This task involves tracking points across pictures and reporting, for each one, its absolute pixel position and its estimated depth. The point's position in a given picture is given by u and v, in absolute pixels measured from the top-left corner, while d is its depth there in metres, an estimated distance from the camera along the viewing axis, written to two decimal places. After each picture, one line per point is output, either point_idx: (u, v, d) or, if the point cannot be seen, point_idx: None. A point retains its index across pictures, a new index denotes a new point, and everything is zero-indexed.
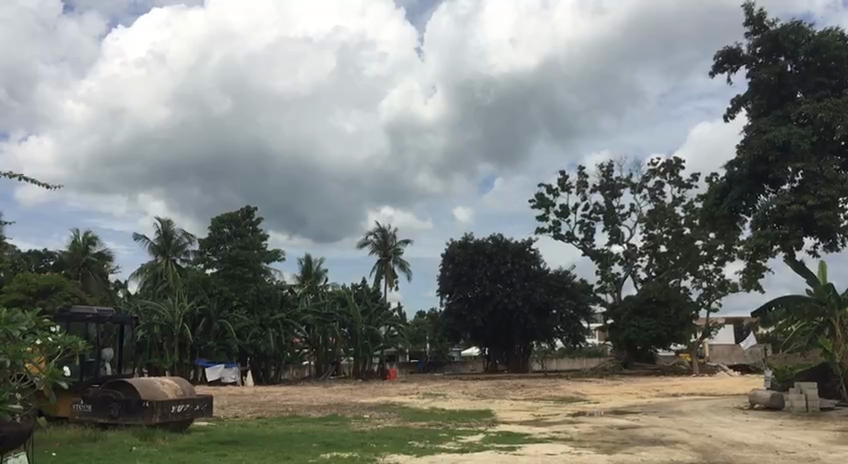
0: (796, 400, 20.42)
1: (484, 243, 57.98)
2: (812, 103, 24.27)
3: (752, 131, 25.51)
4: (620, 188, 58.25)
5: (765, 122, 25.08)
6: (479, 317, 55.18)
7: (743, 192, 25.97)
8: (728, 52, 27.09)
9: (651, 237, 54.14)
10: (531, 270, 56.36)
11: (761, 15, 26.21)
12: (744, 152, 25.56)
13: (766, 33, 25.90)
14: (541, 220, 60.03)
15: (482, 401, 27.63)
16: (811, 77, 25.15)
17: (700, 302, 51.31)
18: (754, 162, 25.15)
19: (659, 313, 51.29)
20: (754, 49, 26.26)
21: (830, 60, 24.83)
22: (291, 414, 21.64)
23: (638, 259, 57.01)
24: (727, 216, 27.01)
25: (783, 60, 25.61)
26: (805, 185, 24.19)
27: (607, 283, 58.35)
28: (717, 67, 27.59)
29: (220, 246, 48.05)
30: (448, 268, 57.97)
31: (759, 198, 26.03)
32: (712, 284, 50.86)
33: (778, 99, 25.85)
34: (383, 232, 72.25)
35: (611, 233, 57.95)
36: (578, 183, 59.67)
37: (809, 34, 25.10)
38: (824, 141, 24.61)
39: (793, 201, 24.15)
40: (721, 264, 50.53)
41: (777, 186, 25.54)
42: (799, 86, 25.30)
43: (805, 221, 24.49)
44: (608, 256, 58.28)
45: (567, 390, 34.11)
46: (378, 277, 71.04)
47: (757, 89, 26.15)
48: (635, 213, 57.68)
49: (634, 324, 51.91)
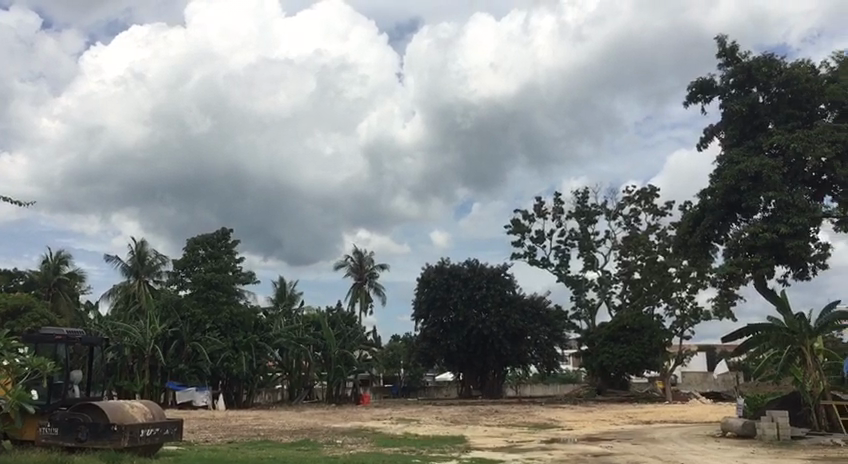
0: (768, 428, 20.59)
1: (459, 268, 57.99)
2: (783, 134, 24.75)
3: (725, 161, 25.92)
4: (595, 214, 58.80)
5: (738, 153, 25.50)
6: (452, 341, 55.10)
7: (716, 220, 26.39)
8: (702, 82, 27.58)
9: (626, 264, 54.53)
10: (506, 295, 56.45)
11: (734, 48, 26.78)
12: (717, 182, 25.96)
13: (739, 64, 26.40)
14: (516, 246, 60.34)
15: (455, 427, 27.53)
16: (782, 109, 25.62)
17: (673, 329, 51.61)
18: (727, 191, 25.54)
19: (632, 340, 51.46)
20: (727, 80, 26.71)
21: (801, 92, 25.27)
22: (262, 439, 21.55)
23: (612, 286, 57.38)
24: (700, 244, 27.37)
25: (756, 91, 26.05)
26: (777, 214, 24.57)
27: (582, 310, 58.62)
28: (691, 97, 28.06)
29: (194, 267, 47.58)
30: (423, 292, 57.98)
31: (732, 227, 26.43)
32: (685, 312, 51.21)
33: (750, 129, 26.26)
34: (359, 255, 72.20)
35: (585, 259, 58.33)
36: (554, 209, 60.18)
37: (780, 66, 25.60)
38: (796, 171, 24.88)
39: (765, 230, 24.53)
40: (694, 291, 50.89)
41: (749, 215, 25.91)
42: (771, 117, 25.74)
43: (776, 249, 24.76)
44: (583, 282, 58.57)
45: (541, 417, 33.94)
46: (352, 301, 70.80)
47: (730, 119, 26.62)
48: (610, 240, 58.14)
49: (607, 350, 52.19)
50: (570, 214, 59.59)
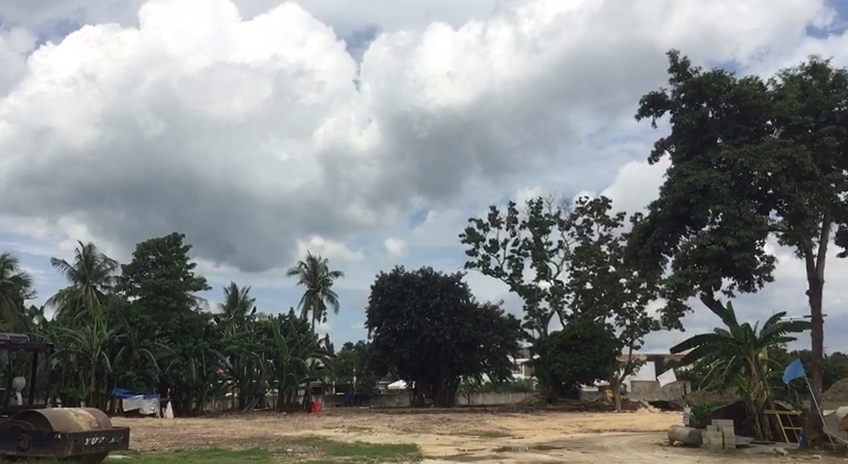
0: (713, 437, 20.96)
1: (413, 276, 58.01)
2: (731, 149, 25.36)
3: (675, 174, 26.44)
4: (549, 225, 59.42)
5: (688, 167, 26.05)
6: (405, 349, 55.07)
7: (666, 232, 26.89)
8: (654, 96, 28.11)
9: (578, 274, 55.19)
10: (460, 304, 56.65)
11: (685, 63, 27.37)
12: (667, 194, 26.47)
13: (690, 80, 26.97)
14: (470, 254, 60.65)
15: (407, 436, 27.50)
16: (731, 124, 26.24)
17: (623, 339, 52.34)
18: (676, 204, 26.06)
19: (583, 349, 52.05)
20: (678, 95, 27.27)
21: (749, 108, 25.92)
22: (212, 448, 21.28)
23: (564, 295, 57.99)
24: (650, 255, 27.85)
25: (705, 106, 26.65)
26: (725, 227, 25.14)
27: (534, 319, 59.09)
28: (643, 110, 28.58)
29: (144, 272, 46.68)
30: (377, 299, 57.84)
31: (681, 239, 26.96)
32: (635, 322, 51.98)
33: (700, 144, 26.84)
34: (313, 262, 71.80)
35: (539, 268, 58.87)
36: (508, 218, 60.65)
37: (729, 82, 26.22)
38: (743, 185, 25.48)
39: (713, 242, 25.09)
40: (644, 302, 51.70)
41: (697, 228, 26.46)
42: (720, 132, 26.36)
43: (723, 261, 25.30)
44: (535, 291, 59.09)
45: (492, 425, 34.11)
46: (305, 308, 70.35)
47: (680, 133, 27.18)
48: (563, 250, 58.78)
49: (559, 359, 52.71)
50: (524, 224, 60.12)
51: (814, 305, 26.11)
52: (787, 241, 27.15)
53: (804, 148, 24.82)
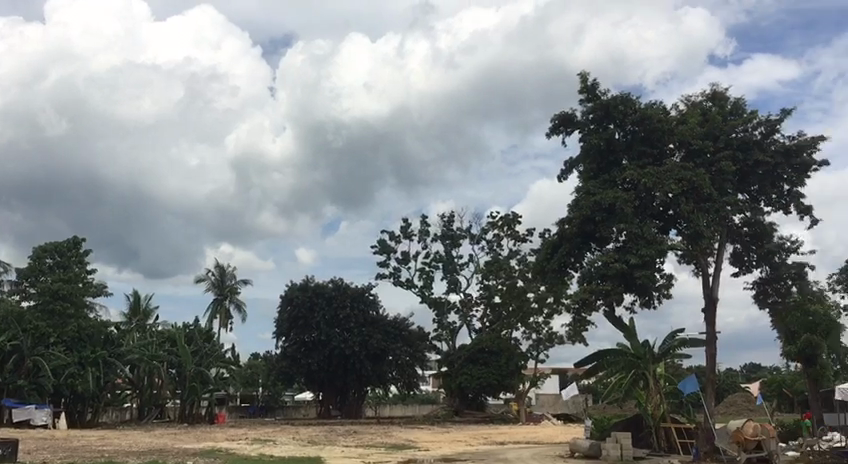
0: (612, 449, 21.56)
1: (324, 286, 57.52)
2: (635, 170, 26.25)
3: (582, 192, 27.17)
4: (460, 238, 60.03)
5: (595, 186, 26.81)
6: (313, 360, 54.49)
7: (572, 248, 27.59)
8: (564, 116, 28.84)
9: (487, 288, 55.91)
10: (370, 315, 56.51)
11: (594, 85, 28.19)
12: (574, 212, 27.17)
13: (598, 101, 27.79)
14: (381, 266, 60.62)
15: (312, 448, 27.15)
16: (635, 146, 27.18)
17: (529, 353, 53.26)
18: (582, 221, 26.78)
19: (490, 362, 52.71)
20: (587, 115, 28.07)
21: (653, 131, 26.89)
22: (106, 461, 20.47)
23: (473, 309, 58.64)
24: (556, 270, 28.50)
25: (612, 127, 27.51)
26: (627, 245, 25.97)
27: (443, 332, 59.47)
28: (553, 129, 29.27)
29: (40, 277, 44.56)
30: (285, 309, 57.07)
31: (586, 255, 27.70)
32: (540, 336, 52.99)
33: (606, 164, 27.67)
34: (221, 270, 70.30)
35: (449, 281, 59.35)
36: (420, 231, 60.96)
37: (636, 105, 27.15)
38: (646, 205, 26.39)
39: (616, 259, 25.89)
40: (550, 317, 52.77)
41: (602, 245, 27.25)
42: (626, 153, 27.25)
43: (626, 278, 26.12)
44: (445, 304, 59.53)
45: (399, 437, 34.07)
46: (211, 317, 68.77)
47: (588, 152, 27.96)
48: (473, 263, 59.46)
49: (466, 372, 53.21)
50: (436, 237, 60.56)
51: (708, 322, 27.25)
52: (685, 260, 28.24)
53: (703, 172, 25.94)
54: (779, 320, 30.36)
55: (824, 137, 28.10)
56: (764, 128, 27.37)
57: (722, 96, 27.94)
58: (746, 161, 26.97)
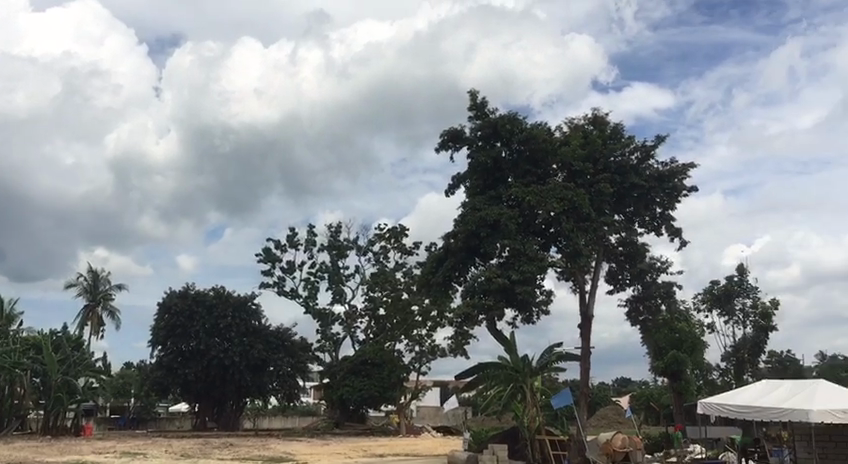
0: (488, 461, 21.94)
1: (204, 294, 55.98)
2: (520, 188, 26.96)
3: (468, 208, 27.64)
4: (346, 249, 59.80)
5: (481, 202, 27.34)
6: (190, 371, 52.85)
7: (456, 263, 27.99)
8: (453, 132, 29.30)
9: (372, 300, 55.89)
10: (251, 325, 55.39)
11: (483, 103, 28.81)
12: (460, 226, 27.60)
13: (487, 119, 28.41)
14: (265, 275, 59.56)
15: (185, 461, 26.25)
16: (521, 164, 27.92)
17: (411, 365, 53.55)
18: (468, 236, 27.24)
19: (373, 374, 52.66)
20: (475, 133, 28.62)
21: (537, 151, 27.73)
22: None
23: (357, 320, 58.46)
24: (440, 284, 28.84)
25: (499, 145, 28.16)
26: (510, 261, 26.59)
27: (326, 343, 58.98)
28: (442, 144, 29.69)
29: None
30: (163, 317, 55.15)
31: (470, 270, 28.17)
32: (423, 349, 53.40)
33: (492, 181, 28.28)
34: (95, 275, 67.25)
35: (334, 292, 58.98)
36: (306, 240, 60.33)
37: (522, 125, 27.92)
38: (529, 222, 27.14)
39: (498, 275, 26.45)
40: (433, 329, 53.28)
41: (485, 260, 27.79)
42: (511, 171, 27.94)
43: (507, 294, 26.74)
44: (329, 315, 59.08)
45: (277, 450, 33.46)
46: (82, 324, 65.59)
47: (475, 169, 28.48)
48: (359, 275, 59.32)
49: (348, 384, 52.91)
50: (322, 247, 60.09)
51: (583, 337, 28.23)
52: (564, 277, 29.18)
53: (583, 193, 26.95)
54: (648, 336, 31.81)
55: (693, 164, 29.81)
56: (640, 153, 28.76)
57: (603, 121, 29.15)
58: (623, 184, 28.22)
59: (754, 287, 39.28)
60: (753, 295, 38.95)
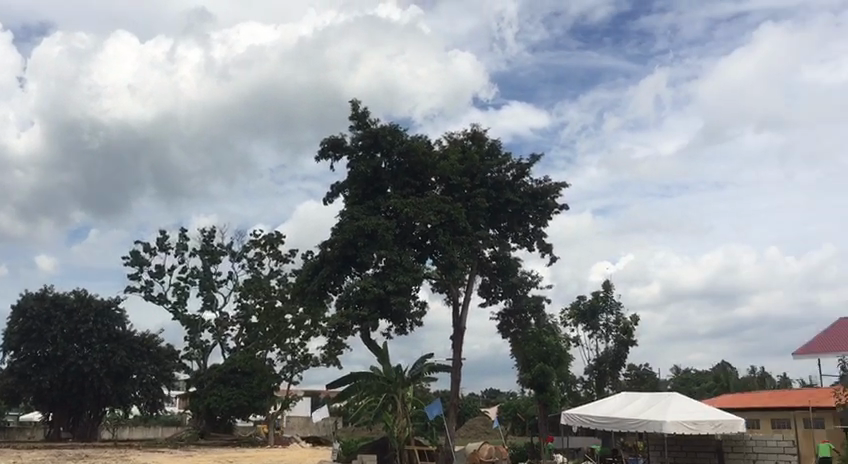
0: None
1: (64, 297, 53.09)
2: (398, 199, 27.11)
3: (346, 217, 27.53)
4: (220, 255, 58.24)
5: (359, 211, 27.30)
6: (45, 378, 49.89)
7: (332, 271, 27.80)
8: (333, 140, 29.15)
9: (244, 307, 54.64)
10: (114, 331, 52.96)
11: (365, 113, 28.83)
12: (337, 235, 27.45)
13: (368, 129, 28.44)
14: (132, 279, 57.12)
15: None
16: (400, 176, 28.11)
17: (282, 374, 52.67)
18: (345, 245, 27.13)
19: (242, 383, 51.45)
20: (356, 142, 28.58)
21: (416, 164, 28.00)
22: None
23: (228, 328, 56.99)
24: (315, 293, 28.56)
25: (379, 156, 28.23)
26: (386, 271, 26.66)
27: (194, 351, 57.16)
28: (323, 152, 29.48)
29: None
30: (17, 321, 51.88)
31: (345, 279, 28.06)
32: (295, 358, 52.65)
33: (371, 191, 28.31)
34: None
35: (204, 298, 57.29)
36: (178, 244, 58.35)
37: (402, 137, 28.13)
38: (405, 233, 27.33)
39: (374, 285, 26.46)
40: (306, 339, 52.63)
41: (361, 270, 27.75)
42: (390, 182, 28.10)
43: (382, 304, 26.80)
44: (199, 322, 57.31)
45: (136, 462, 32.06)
46: None
47: (355, 178, 28.42)
48: (231, 281, 57.87)
49: (215, 393, 51.43)
50: (194, 252, 58.27)
51: (455, 349, 28.64)
52: (438, 289, 29.54)
53: (460, 206, 27.42)
54: (517, 348, 32.66)
55: (565, 183, 30.92)
56: (516, 170, 29.56)
57: (481, 137, 29.77)
58: (499, 199, 28.90)
59: (617, 303, 41.09)
60: (616, 310, 40.73)
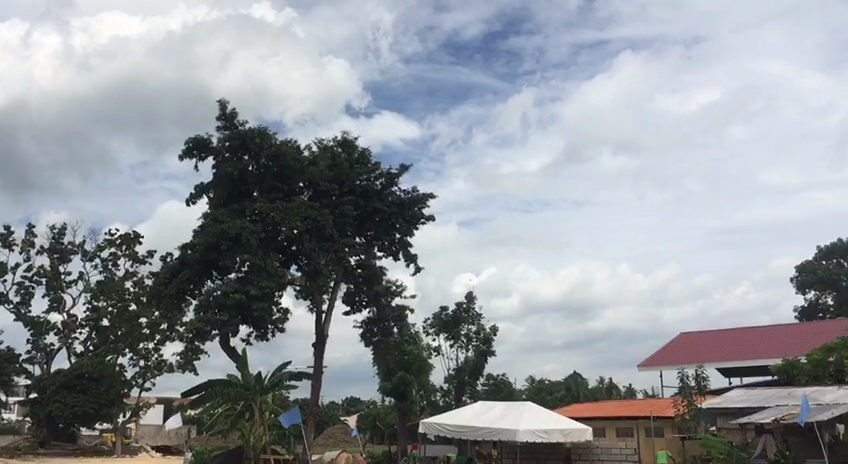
0: None
1: None
2: (265, 203, 26.66)
3: (209, 219, 26.77)
4: (70, 254, 55.13)
5: (223, 214, 26.61)
6: None
7: (192, 275, 26.94)
8: (199, 140, 28.31)
9: (95, 309, 51.94)
10: None
11: (233, 114, 28.19)
12: (199, 237, 26.65)
13: (236, 131, 27.80)
14: None
15: None
16: (268, 180, 27.65)
17: (134, 381, 50.40)
18: (207, 248, 26.36)
19: (89, 389, 48.83)
20: (222, 143, 27.86)
21: (285, 168, 27.64)
22: None
23: (76, 331, 53.99)
24: (174, 296, 27.58)
25: (247, 159, 27.64)
26: (249, 276, 26.11)
27: (37, 354, 53.74)
28: (187, 152, 28.55)
29: None
30: None
31: (206, 283, 27.26)
32: (148, 364, 50.53)
33: (236, 194, 27.68)
34: None
35: (51, 299, 54.02)
36: (24, 241, 54.78)
37: (272, 141, 27.70)
38: (271, 238, 26.89)
39: (236, 289, 25.84)
40: (161, 344, 50.63)
41: (223, 274, 27.05)
42: (257, 186, 27.59)
43: (243, 310, 26.22)
44: (44, 324, 53.96)
45: None
46: None
47: (220, 180, 27.69)
48: (82, 282, 54.89)
49: (59, 400, 48.54)
50: (41, 249, 54.87)
51: (317, 357, 28.41)
52: (301, 296, 29.22)
53: (328, 213, 27.28)
54: (379, 357, 32.79)
55: (432, 195, 31.38)
56: (385, 180, 29.75)
57: (351, 144, 29.76)
58: (366, 208, 28.97)
59: (479, 314, 42.04)
60: (477, 321, 41.65)
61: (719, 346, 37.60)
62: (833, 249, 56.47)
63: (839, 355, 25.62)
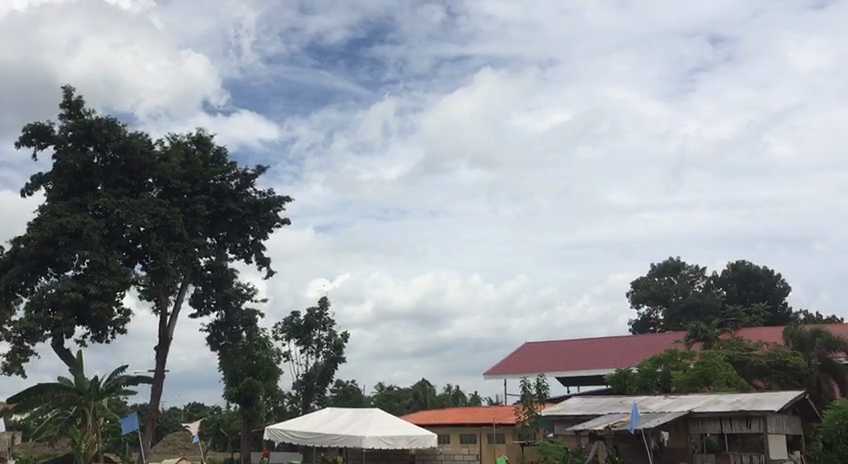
0: None
1: None
2: (110, 199, 25.36)
3: (46, 212, 25.15)
4: None
5: (63, 208, 25.10)
6: None
7: (24, 271, 25.18)
8: (39, 128, 26.55)
9: None
10: None
11: (79, 103, 26.65)
12: (34, 231, 24.96)
13: (80, 120, 26.30)
14: None
15: None
16: (114, 173, 26.35)
17: None
18: (42, 242, 24.73)
19: None
20: (65, 132, 26.25)
21: (133, 162, 26.42)
22: None
23: None
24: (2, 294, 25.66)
25: (92, 150, 26.19)
26: (89, 274, 24.72)
27: None
28: (25, 139, 26.70)
29: None
30: None
31: (39, 280, 25.55)
32: None
33: (78, 187, 26.16)
34: None
35: None
36: None
37: (120, 133, 26.41)
38: (114, 235, 25.60)
39: (73, 288, 24.39)
40: None
41: (59, 271, 25.46)
42: (101, 180, 26.20)
43: (80, 309, 24.77)
44: None
45: None
46: None
47: (60, 172, 26.08)
48: None
49: None
50: None
51: (159, 360, 27.28)
52: (145, 297, 27.98)
53: (177, 212, 26.31)
54: (225, 362, 31.91)
55: (288, 199, 30.99)
56: (240, 180, 29.09)
57: (206, 142, 28.88)
58: (219, 208, 28.19)
59: (331, 320, 41.82)
60: (329, 327, 41.42)
61: (555, 358, 39.29)
62: (665, 267, 60.42)
63: (666, 366, 27.44)
